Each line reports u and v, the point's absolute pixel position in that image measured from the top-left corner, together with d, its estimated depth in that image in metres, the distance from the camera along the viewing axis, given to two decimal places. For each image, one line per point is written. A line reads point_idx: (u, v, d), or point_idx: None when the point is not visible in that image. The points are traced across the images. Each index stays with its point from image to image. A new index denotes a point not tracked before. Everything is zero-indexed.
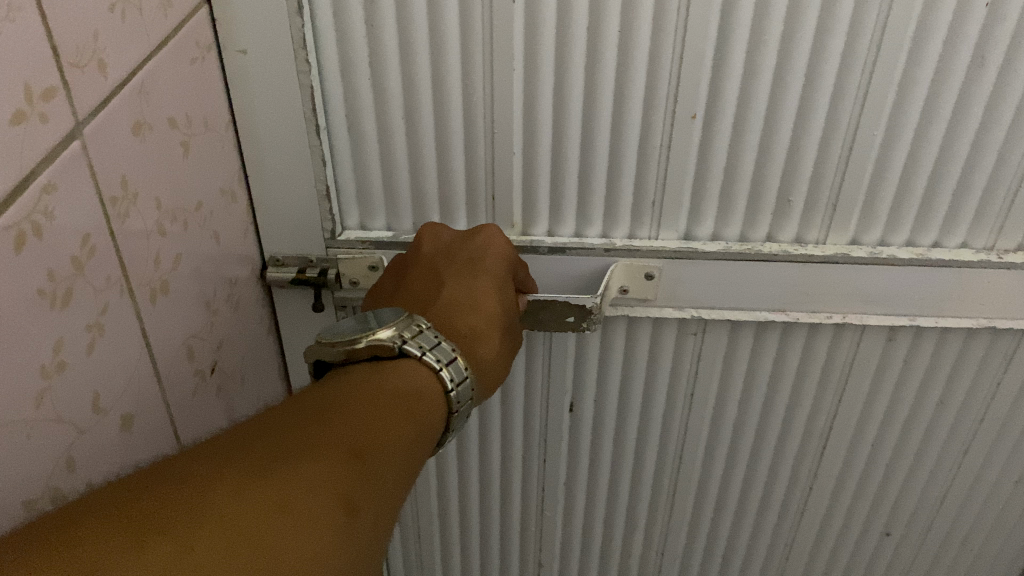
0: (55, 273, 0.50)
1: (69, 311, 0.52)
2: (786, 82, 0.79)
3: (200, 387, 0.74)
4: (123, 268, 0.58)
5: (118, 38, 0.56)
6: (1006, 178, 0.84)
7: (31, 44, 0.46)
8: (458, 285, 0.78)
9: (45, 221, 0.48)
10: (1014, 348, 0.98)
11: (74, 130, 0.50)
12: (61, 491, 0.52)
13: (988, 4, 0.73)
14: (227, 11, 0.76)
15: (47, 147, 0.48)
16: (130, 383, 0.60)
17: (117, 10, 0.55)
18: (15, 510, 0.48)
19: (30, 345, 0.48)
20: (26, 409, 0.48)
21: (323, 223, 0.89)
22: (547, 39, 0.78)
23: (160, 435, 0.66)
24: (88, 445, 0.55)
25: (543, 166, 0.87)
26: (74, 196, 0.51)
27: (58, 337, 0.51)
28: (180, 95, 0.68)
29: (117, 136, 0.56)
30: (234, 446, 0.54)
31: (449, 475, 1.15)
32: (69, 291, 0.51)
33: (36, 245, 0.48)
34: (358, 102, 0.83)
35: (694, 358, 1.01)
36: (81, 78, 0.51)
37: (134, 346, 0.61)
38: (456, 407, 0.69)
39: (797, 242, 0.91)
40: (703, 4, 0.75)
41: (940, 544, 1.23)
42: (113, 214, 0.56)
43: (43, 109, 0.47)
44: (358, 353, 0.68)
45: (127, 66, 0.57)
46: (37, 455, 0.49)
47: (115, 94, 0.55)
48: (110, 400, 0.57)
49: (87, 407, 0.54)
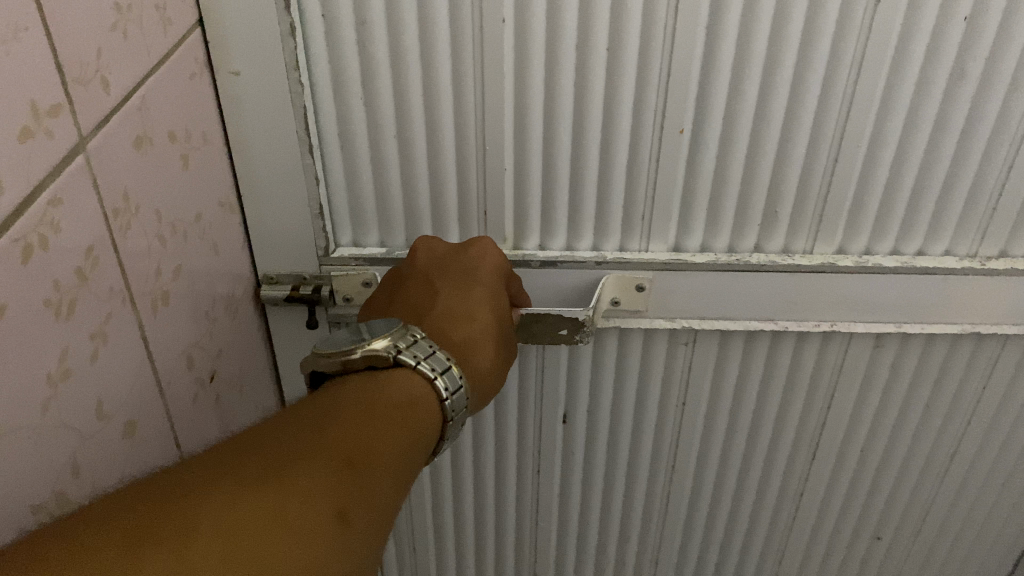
0: (60, 284, 0.50)
1: (73, 321, 0.52)
2: (772, 96, 0.81)
3: (199, 397, 0.74)
4: (125, 280, 0.59)
5: (119, 57, 0.56)
6: (986, 186, 0.86)
7: (38, 63, 0.47)
8: (453, 297, 0.79)
9: (51, 234, 0.49)
10: (998, 352, 0.99)
11: (78, 144, 0.51)
12: (67, 496, 0.53)
13: (967, 17, 0.76)
14: (220, 31, 0.77)
15: (52, 162, 0.49)
16: (132, 391, 0.61)
17: (119, 30, 0.56)
18: (23, 514, 0.49)
19: (37, 356, 0.48)
20: (33, 416, 0.49)
21: (316, 241, 0.90)
22: (538, 56, 0.80)
23: (162, 443, 0.66)
24: (92, 451, 0.56)
25: (535, 181, 0.88)
26: (78, 210, 0.52)
27: (64, 345, 0.51)
28: (179, 109, 0.69)
29: (118, 151, 0.57)
30: (238, 455, 0.54)
31: (444, 488, 1.15)
32: (73, 301, 0.52)
33: (43, 257, 0.48)
34: (351, 120, 0.84)
35: (686, 367, 1.02)
36: (85, 95, 0.52)
37: (136, 355, 0.61)
38: (451, 416, 0.69)
39: (784, 253, 0.92)
40: (690, 21, 0.77)
41: (930, 547, 1.24)
42: (115, 227, 0.57)
43: (49, 125, 0.48)
44: (354, 363, 0.69)
45: (128, 83, 0.58)
46: (42, 461, 0.50)
47: (117, 111, 0.56)
48: (114, 407, 0.58)
49: (90, 414, 0.55)
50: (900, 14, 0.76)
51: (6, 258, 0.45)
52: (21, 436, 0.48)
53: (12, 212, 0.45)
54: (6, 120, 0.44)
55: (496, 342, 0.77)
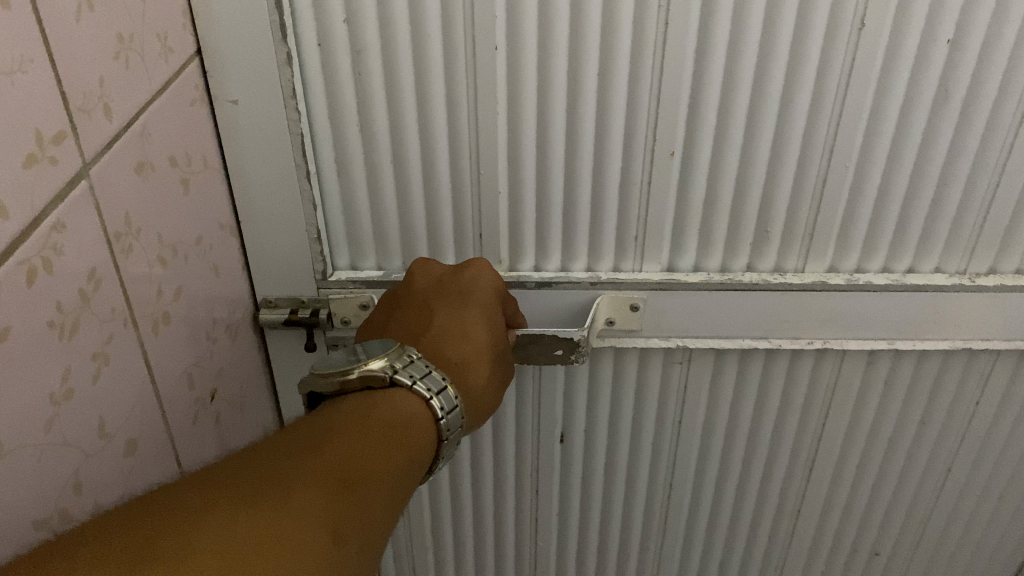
0: (64, 306, 0.51)
1: (76, 340, 0.53)
2: (760, 118, 0.83)
3: (200, 414, 0.75)
4: (127, 301, 0.60)
5: (122, 84, 0.58)
6: (974, 204, 0.88)
7: (42, 93, 0.48)
8: (449, 315, 0.80)
9: (55, 257, 0.50)
10: (989, 369, 1.00)
11: (81, 170, 0.52)
12: (69, 513, 0.53)
13: (949, 41, 0.78)
14: (218, 61, 0.78)
15: (55, 188, 0.50)
16: (133, 410, 0.61)
17: (122, 59, 0.58)
18: (25, 530, 0.49)
19: (41, 375, 0.49)
20: (36, 433, 0.49)
21: (314, 265, 0.92)
22: (530, 82, 0.81)
23: (162, 462, 0.67)
24: (93, 469, 0.56)
25: (528, 204, 0.89)
26: (81, 235, 0.53)
27: (67, 365, 0.52)
28: (181, 135, 0.70)
29: (121, 176, 0.58)
30: (233, 474, 0.55)
31: (443, 509, 1.16)
32: (77, 322, 0.53)
33: (46, 279, 0.49)
34: (347, 147, 0.85)
35: (681, 386, 1.03)
36: (88, 122, 0.53)
37: (138, 375, 0.62)
38: (445, 435, 0.70)
39: (776, 272, 0.93)
40: (678, 47, 0.78)
41: (927, 563, 1.25)
42: (117, 249, 0.58)
43: (53, 153, 0.49)
44: (350, 383, 0.70)
45: (131, 108, 0.59)
46: (44, 479, 0.51)
47: (120, 136, 0.58)
48: (114, 427, 0.58)
49: (92, 433, 0.55)
50: (883, 40, 0.78)
51: (9, 281, 0.46)
52: (23, 456, 0.48)
53: (16, 236, 0.46)
54: (12, 149, 0.45)
55: (492, 360, 0.78)
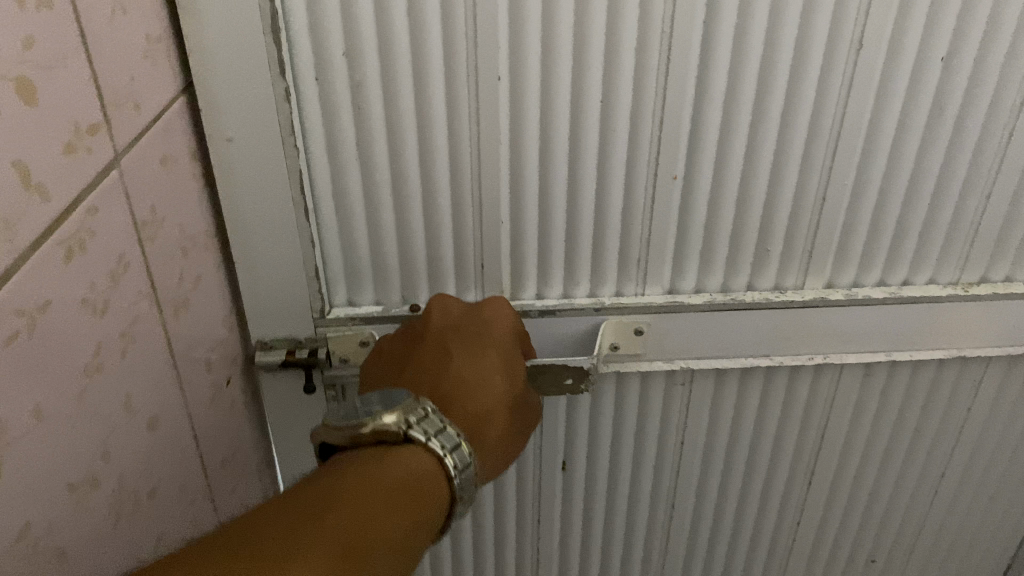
0: (44, 305, 0.50)
1: (58, 339, 0.51)
2: (761, 139, 0.83)
3: (189, 404, 0.74)
4: (109, 295, 0.58)
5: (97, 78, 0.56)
6: (967, 215, 0.89)
7: (12, 99, 0.46)
8: (465, 362, 0.78)
9: (33, 258, 0.48)
10: (981, 374, 1.03)
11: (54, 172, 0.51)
12: (61, 498, 0.52)
13: (943, 59, 0.79)
14: (212, 99, 0.75)
15: (30, 198, 0.48)
16: (121, 394, 0.60)
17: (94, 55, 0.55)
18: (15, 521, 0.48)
19: (22, 377, 0.48)
20: (21, 431, 0.48)
21: (312, 302, 0.89)
22: (533, 110, 0.80)
23: (149, 507, 0.65)
24: (84, 456, 0.55)
25: (530, 232, 0.88)
26: (59, 229, 0.51)
27: (46, 365, 0.50)
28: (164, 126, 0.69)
29: (99, 167, 0.56)
30: (234, 545, 0.52)
31: (443, 544, 1.13)
32: (59, 320, 0.51)
33: (25, 282, 0.48)
34: (345, 181, 0.83)
35: (683, 407, 1.02)
36: (59, 122, 0.51)
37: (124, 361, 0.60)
38: (458, 495, 0.68)
39: (776, 289, 0.94)
40: (681, 71, 0.79)
41: (921, 566, 1.27)
42: (98, 241, 0.56)
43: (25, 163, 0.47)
44: (364, 436, 0.68)
45: (109, 98, 0.57)
46: (32, 471, 0.49)
47: (96, 129, 0.56)
48: (98, 485, 0.57)
49: (79, 421, 0.54)
50: (880, 60, 0.79)
51: None
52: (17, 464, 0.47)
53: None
54: None
55: (508, 411, 0.77)
